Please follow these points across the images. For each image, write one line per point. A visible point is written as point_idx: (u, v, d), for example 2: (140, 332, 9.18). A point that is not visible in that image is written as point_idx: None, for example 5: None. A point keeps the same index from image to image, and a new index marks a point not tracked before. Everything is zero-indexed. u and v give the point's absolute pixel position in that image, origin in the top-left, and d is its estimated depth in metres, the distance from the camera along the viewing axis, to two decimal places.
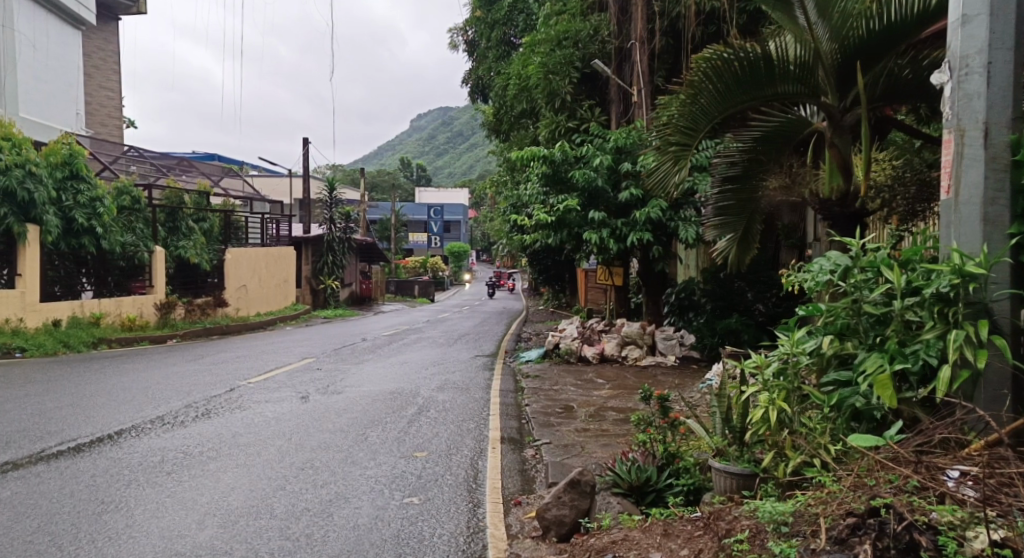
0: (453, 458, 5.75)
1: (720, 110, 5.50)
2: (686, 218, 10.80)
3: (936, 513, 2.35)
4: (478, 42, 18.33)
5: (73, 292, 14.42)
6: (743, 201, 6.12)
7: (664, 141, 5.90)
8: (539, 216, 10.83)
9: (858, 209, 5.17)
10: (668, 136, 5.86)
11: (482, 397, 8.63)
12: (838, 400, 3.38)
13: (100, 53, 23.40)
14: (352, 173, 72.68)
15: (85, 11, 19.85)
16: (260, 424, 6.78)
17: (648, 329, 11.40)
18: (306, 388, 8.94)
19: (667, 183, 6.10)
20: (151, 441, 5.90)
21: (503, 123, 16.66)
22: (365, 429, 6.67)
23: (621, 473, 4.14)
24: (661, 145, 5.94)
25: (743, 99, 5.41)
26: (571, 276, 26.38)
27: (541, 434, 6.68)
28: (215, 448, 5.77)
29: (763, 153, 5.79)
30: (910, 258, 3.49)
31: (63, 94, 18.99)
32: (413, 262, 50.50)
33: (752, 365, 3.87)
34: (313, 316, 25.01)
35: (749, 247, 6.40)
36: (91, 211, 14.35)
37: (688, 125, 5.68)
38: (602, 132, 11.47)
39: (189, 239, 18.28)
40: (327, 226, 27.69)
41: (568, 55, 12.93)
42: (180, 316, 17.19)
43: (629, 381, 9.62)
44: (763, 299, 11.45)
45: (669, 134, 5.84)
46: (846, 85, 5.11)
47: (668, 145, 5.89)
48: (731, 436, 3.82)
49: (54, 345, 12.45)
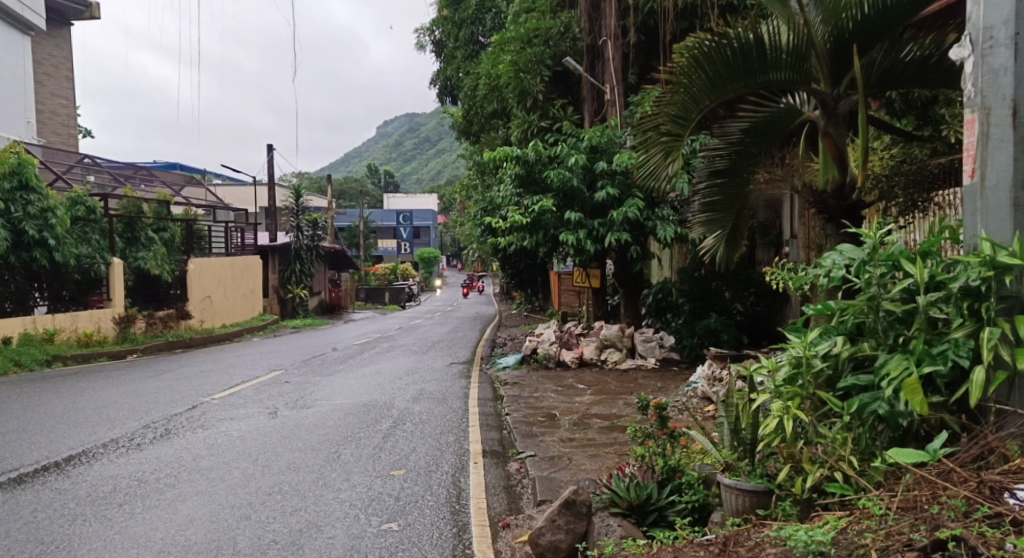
0: (433, 476, 5.38)
1: (710, 99, 5.21)
2: (663, 216, 10.55)
3: (1012, 545, 2.12)
4: (445, 42, 17.95)
5: (24, 307, 13.74)
6: (732, 195, 5.77)
7: (653, 132, 5.62)
8: (513, 217, 10.49)
9: (855, 201, 4.88)
10: (657, 127, 5.58)
11: (460, 407, 8.25)
12: (859, 407, 3.08)
13: (52, 60, 22.58)
14: (319, 180, 71.80)
15: (34, 17, 19.12)
16: (224, 444, 6.32)
17: (627, 331, 11.14)
18: (275, 403, 8.47)
19: (658, 176, 5.79)
20: (103, 469, 5.43)
21: (473, 124, 16.34)
22: (338, 447, 6.26)
23: (619, 491, 3.82)
24: (651, 136, 5.65)
25: (734, 86, 5.14)
26: (543, 279, 26.13)
27: (524, 445, 6.32)
28: (173, 474, 5.31)
29: (754, 144, 5.48)
30: (930, 251, 3.22)
31: (11, 102, 18.20)
32: (383, 269, 49.84)
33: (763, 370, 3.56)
34: (281, 326, 24.38)
35: (738, 245, 6.02)
36: (42, 223, 13.69)
37: (677, 115, 5.39)
38: (574, 131, 11.22)
39: (148, 250, 17.60)
40: (294, 233, 27.10)
41: (539, 53, 12.63)
42: (141, 330, 16.51)
43: (611, 386, 9.33)
44: (741, 298, 11.28)
45: (658, 124, 5.55)
46: (841, 71, 4.85)
47: (658, 136, 5.60)
48: (741, 449, 3.50)
49: (4, 364, 11.81)
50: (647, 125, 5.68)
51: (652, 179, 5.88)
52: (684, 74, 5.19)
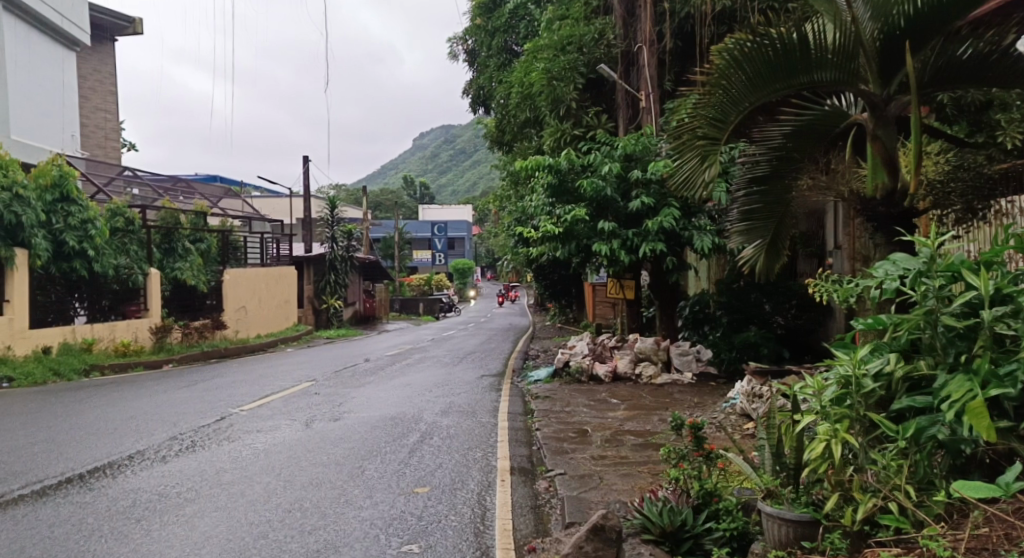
0: (458, 494, 5.20)
1: (750, 100, 4.96)
2: (699, 226, 10.27)
3: None
4: (478, 51, 17.90)
5: (64, 317, 13.94)
6: (772, 202, 5.44)
7: (689, 136, 5.37)
8: (545, 227, 10.31)
9: (908, 207, 4.58)
10: (693, 131, 5.33)
11: (489, 421, 8.06)
12: (915, 432, 2.83)
13: (97, 75, 23.09)
14: (355, 192, 72.55)
15: (80, 32, 19.58)
16: (249, 457, 6.23)
17: (662, 344, 10.84)
18: (304, 415, 8.38)
19: (694, 183, 5.53)
20: (126, 482, 5.35)
21: (506, 133, 16.24)
22: (362, 462, 6.11)
23: (651, 516, 3.58)
24: (687, 140, 5.40)
25: (774, 87, 4.88)
26: (577, 289, 25.85)
27: (554, 462, 6.10)
28: (195, 488, 5.21)
29: (796, 149, 5.18)
30: (994, 260, 2.96)
31: (56, 115, 18.61)
32: (417, 279, 49.98)
33: (807, 389, 3.29)
34: (315, 336, 24.48)
35: (778, 256, 5.66)
36: (83, 234, 13.90)
37: (715, 118, 5.14)
38: (608, 140, 11.02)
39: (185, 261, 17.80)
40: (329, 244, 27.27)
41: (572, 60, 12.44)
42: (177, 340, 16.66)
43: (645, 401, 9.05)
44: (781, 311, 10.98)
45: (694, 128, 5.30)
46: (891, 72, 4.61)
47: (693, 140, 5.35)
48: (784, 474, 3.22)
49: (43, 373, 11.97)
50: (682, 129, 5.44)
51: (687, 188, 5.62)
52: (721, 75, 4.96)
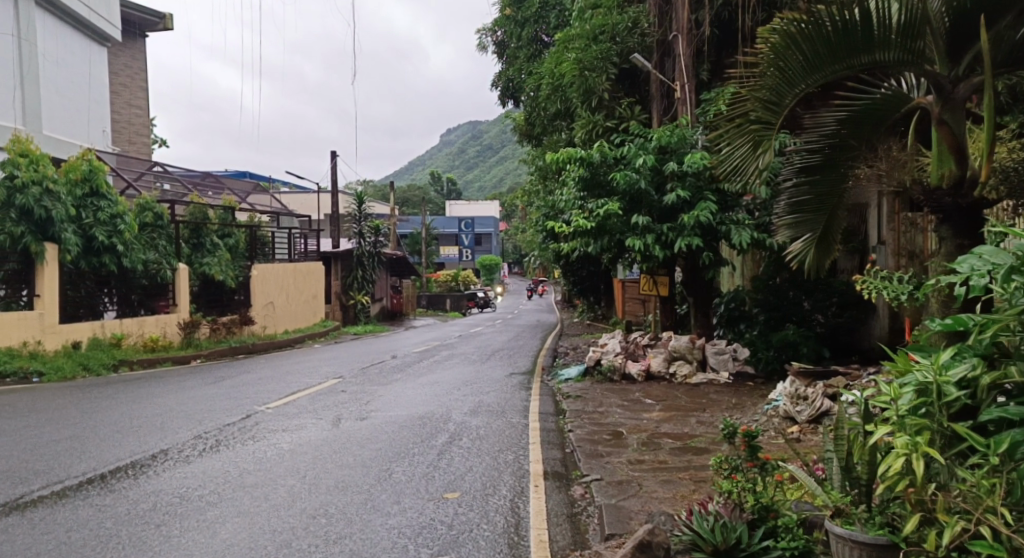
0: (489, 500, 4.95)
1: (807, 83, 4.61)
2: (736, 221, 9.91)
3: None
4: (507, 42, 17.61)
5: (94, 312, 13.96)
6: (824, 193, 5.04)
7: (740, 120, 5.02)
8: (577, 222, 10.02)
9: (976, 199, 4.22)
10: (745, 115, 4.98)
11: (520, 422, 7.81)
12: (1008, 446, 2.52)
13: (128, 71, 23.24)
14: (382, 188, 72.71)
15: (111, 28, 19.68)
16: (273, 458, 6.03)
17: (697, 342, 10.46)
18: (331, 414, 8.19)
19: (744, 173, 5.17)
20: (148, 483, 5.18)
21: (536, 126, 15.96)
22: (389, 464, 5.89)
23: (702, 531, 3.29)
24: (738, 125, 5.06)
25: (833, 68, 4.50)
26: (605, 286, 25.57)
27: (589, 467, 5.81)
28: (216, 492, 5.01)
29: (853, 136, 4.81)
30: None
31: (88, 111, 18.72)
32: (444, 276, 49.97)
33: (883, 397, 2.96)
34: (342, 333, 24.42)
35: (829, 250, 5.26)
36: (112, 228, 13.92)
37: (768, 101, 4.79)
38: (642, 131, 10.72)
39: (213, 256, 17.81)
40: (356, 239, 27.26)
41: (605, 49, 12.10)
42: (205, 335, 16.61)
43: (681, 402, 8.72)
44: (822, 309, 10.61)
45: (745, 112, 4.95)
46: (960, 50, 4.27)
47: (745, 125, 5.00)
48: (854, 492, 2.90)
49: (73, 368, 11.97)
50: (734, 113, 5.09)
51: (737, 177, 5.27)
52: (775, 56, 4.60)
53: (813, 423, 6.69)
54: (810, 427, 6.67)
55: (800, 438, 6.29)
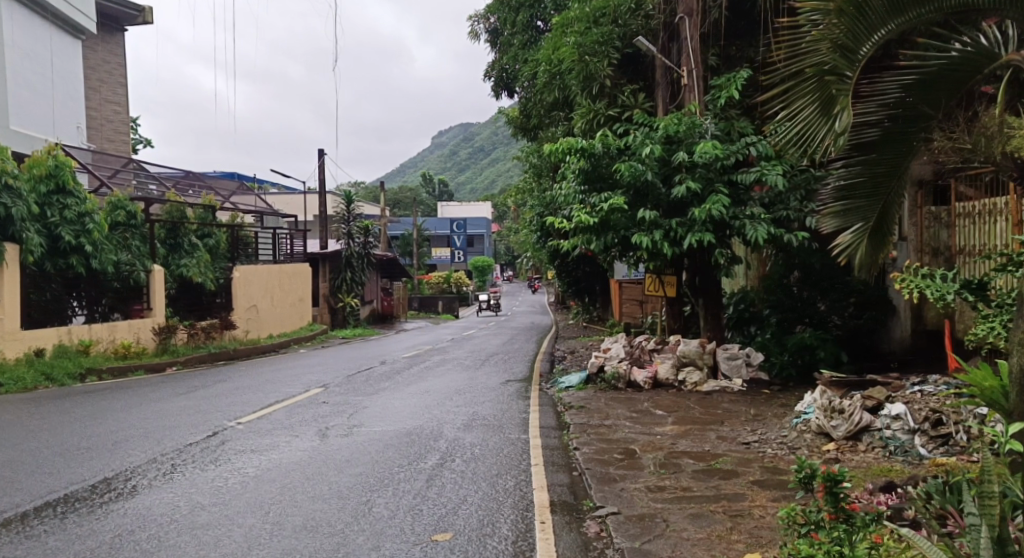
0: (487, 543, 4.12)
1: (889, 24, 3.92)
2: (751, 215, 9.08)
3: None
4: (501, 30, 16.77)
5: (61, 317, 13.02)
6: (883, 174, 4.19)
7: (814, 72, 4.28)
8: (578, 217, 9.13)
9: None
10: (820, 66, 4.24)
11: (521, 438, 6.97)
12: None
13: (106, 66, 22.26)
14: (373, 190, 71.75)
15: (85, 20, 18.73)
16: (235, 489, 5.16)
17: (708, 346, 9.58)
18: (309, 430, 7.33)
19: (816, 139, 4.42)
20: (76, 526, 4.30)
21: (532, 118, 15.18)
22: (369, 495, 5.04)
23: None
24: (811, 78, 4.33)
25: (919, 11, 3.84)
26: (602, 286, 24.75)
27: (603, 498, 4.96)
28: (157, 536, 4.15)
29: (927, 104, 3.98)
30: None
31: (59, 107, 17.77)
32: (436, 276, 49.04)
33: None
34: (330, 337, 23.49)
35: (883, 246, 4.37)
36: (80, 228, 13.00)
37: (844, 47, 4.06)
38: (648, 120, 9.96)
39: (191, 257, 16.88)
40: (345, 240, 26.41)
41: (606, 32, 11.30)
42: (182, 341, 15.66)
43: (695, 414, 7.87)
44: (838, 310, 9.96)
45: (819, 62, 4.23)
46: None
47: (820, 77, 4.26)
48: None
49: (34, 378, 11.02)
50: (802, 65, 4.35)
51: (807, 142, 4.53)
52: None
53: (851, 441, 5.90)
54: (848, 444, 5.87)
55: (837, 458, 5.55)
